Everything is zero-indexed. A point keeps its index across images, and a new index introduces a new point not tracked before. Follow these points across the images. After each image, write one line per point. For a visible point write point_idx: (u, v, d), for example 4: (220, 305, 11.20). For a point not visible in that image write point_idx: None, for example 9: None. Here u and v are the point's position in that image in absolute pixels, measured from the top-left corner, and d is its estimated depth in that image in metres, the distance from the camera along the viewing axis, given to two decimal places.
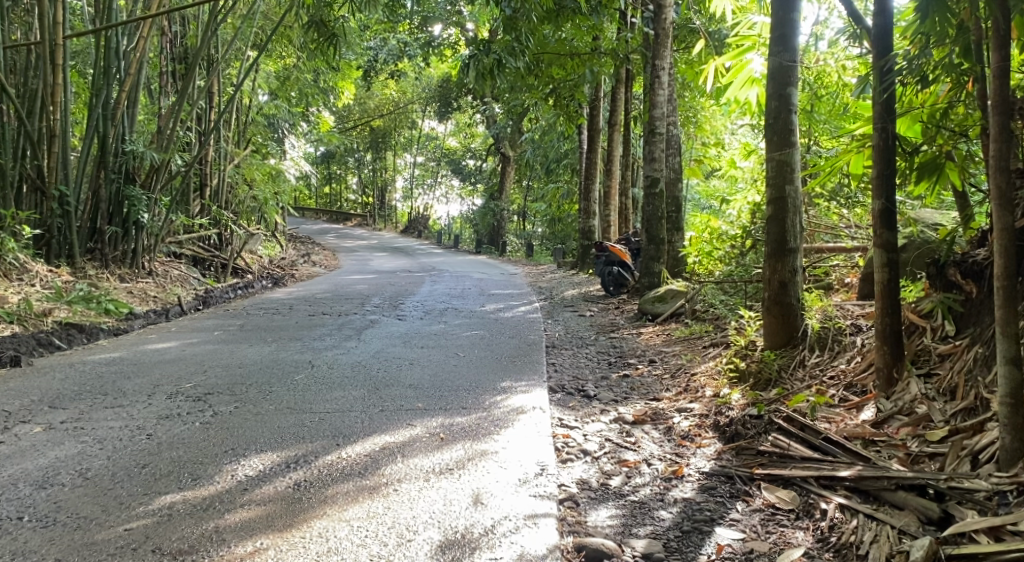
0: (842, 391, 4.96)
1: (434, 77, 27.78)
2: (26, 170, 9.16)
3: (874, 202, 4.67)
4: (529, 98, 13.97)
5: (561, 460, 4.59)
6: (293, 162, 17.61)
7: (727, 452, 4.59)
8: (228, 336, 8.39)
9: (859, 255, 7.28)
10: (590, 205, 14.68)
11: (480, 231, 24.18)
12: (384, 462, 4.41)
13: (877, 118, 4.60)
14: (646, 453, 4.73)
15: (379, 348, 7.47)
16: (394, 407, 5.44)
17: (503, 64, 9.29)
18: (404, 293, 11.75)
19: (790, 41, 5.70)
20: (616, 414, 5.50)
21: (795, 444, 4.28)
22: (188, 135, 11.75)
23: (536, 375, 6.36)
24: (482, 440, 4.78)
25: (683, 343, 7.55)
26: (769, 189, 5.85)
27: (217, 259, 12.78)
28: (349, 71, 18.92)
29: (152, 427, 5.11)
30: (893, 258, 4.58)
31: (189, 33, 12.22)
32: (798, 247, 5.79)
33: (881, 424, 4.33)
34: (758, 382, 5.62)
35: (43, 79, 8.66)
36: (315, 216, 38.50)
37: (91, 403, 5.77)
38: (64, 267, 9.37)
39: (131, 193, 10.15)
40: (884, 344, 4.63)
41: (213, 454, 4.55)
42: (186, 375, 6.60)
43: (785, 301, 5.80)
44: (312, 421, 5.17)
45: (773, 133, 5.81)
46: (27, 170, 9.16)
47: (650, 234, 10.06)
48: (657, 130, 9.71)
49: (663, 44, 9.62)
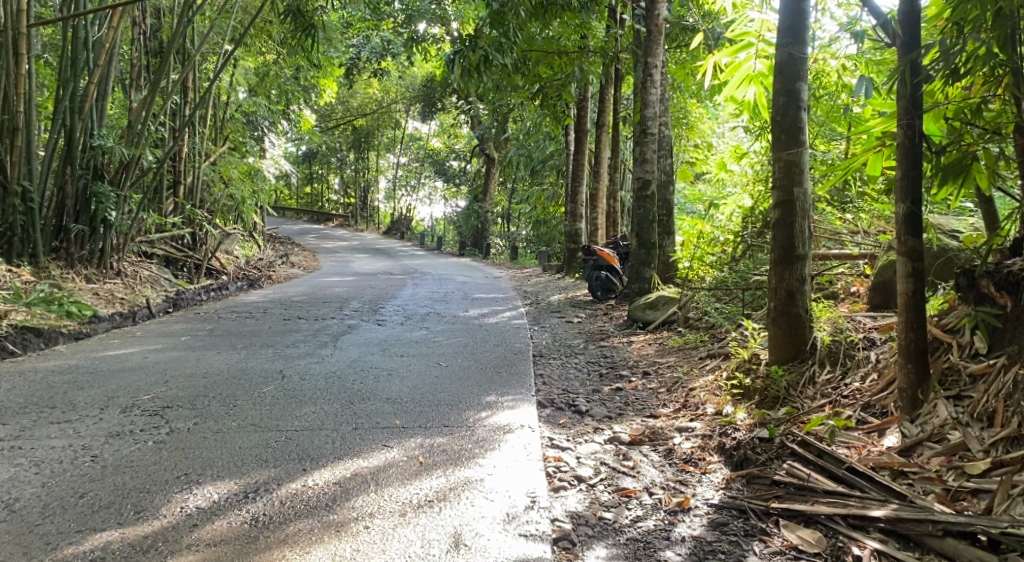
0: (860, 412, 4.56)
1: (419, 77, 27.31)
2: None
3: (898, 205, 4.24)
4: (515, 99, 13.52)
5: (553, 489, 4.14)
6: (272, 161, 17.04)
7: (737, 481, 4.15)
8: (196, 342, 7.86)
9: (865, 263, 6.81)
10: (578, 208, 14.24)
11: (464, 234, 23.70)
12: (355, 492, 3.94)
13: (903, 114, 4.20)
14: (646, 480, 4.28)
15: (355, 357, 6.97)
16: (369, 424, 4.97)
17: (490, 61, 8.78)
18: (384, 296, 11.25)
19: (800, 33, 5.29)
20: (611, 433, 5.05)
21: (815, 475, 3.88)
22: (159, 131, 11.19)
23: (523, 389, 5.90)
24: (465, 465, 4.31)
25: (679, 354, 7.12)
26: (776, 191, 5.43)
27: (190, 259, 12.20)
28: (331, 69, 18.40)
29: (99, 447, 4.60)
30: (918, 267, 4.18)
31: (164, 25, 11.76)
32: (807, 254, 5.36)
33: (909, 453, 3.95)
34: (764, 399, 5.21)
35: (5, 69, 8.20)
36: (296, 217, 37.82)
37: (36, 418, 5.25)
38: (25, 267, 8.81)
39: (99, 190, 9.48)
40: (909, 362, 4.23)
41: (162, 480, 4.05)
42: (144, 386, 6.08)
43: (793, 311, 5.37)
44: (278, 441, 4.68)
45: (781, 131, 5.38)
46: None
47: (640, 239, 9.60)
48: (649, 130, 9.26)
49: (655, 41, 9.13)
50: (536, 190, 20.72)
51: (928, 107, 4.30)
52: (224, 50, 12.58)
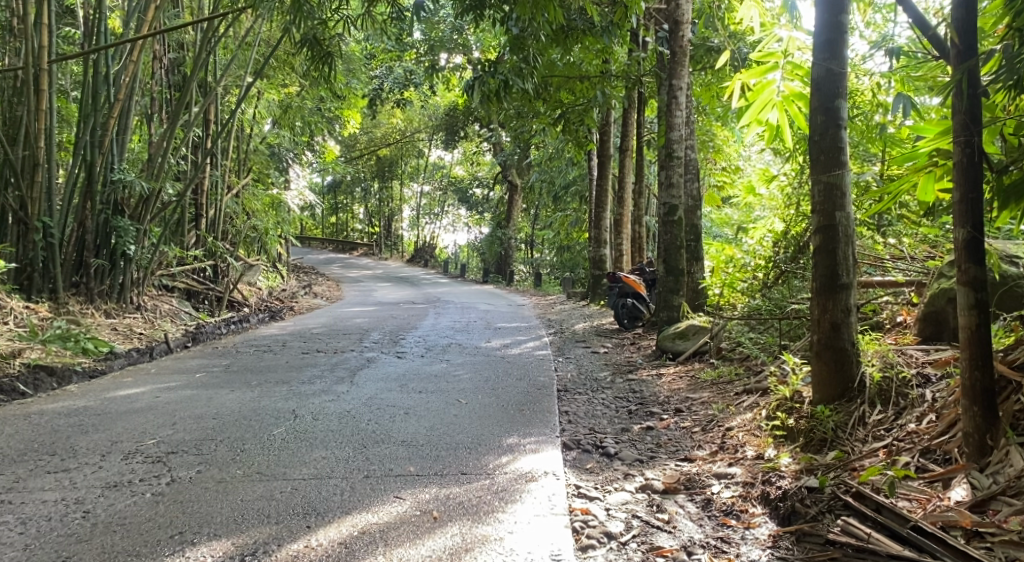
0: (919, 459, 4.15)
1: (442, 106, 27.18)
2: (8, 200, 8.47)
3: (956, 231, 3.85)
4: (536, 125, 13.20)
5: (581, 548, 3.79)
6: (297, 192, 16.91)
7: (785, 539, 3.79)
8: (209, 380, 7.55)
9: (912, 291, 6.36)
10: (602, 234, 13.90)
11: (488, 261, 23.40)
12: (362, 554, 3.64)
13: (960, 129, 3.81)
14: (684, 538, 3.90)
15: (372, 395, 6.63)
16: (381, 472, 4.62)
17: (509, 86, 8.47)
18: (405, 327, 10.92)
19: (839, 47, 4.91)
20: (643, 480, 4.65)
21: (875, 534, 3.53)
22: (180, 164, 11.02)
23: (547, 430, 5.50)
24: (483, 520, 3.96)
25: (713, 388, 6.70)
26: (816, 216, 5.04)
27: (211, 292, 12.00)
28: (354, 101, 18.23)
29: (92, 501, 4.29)
30: (981, 298, 3.79)
31: (185, 59, 11.60)
32: (851, 283, 4.95)
33: (983, 509, 3.56)
34: (809, 442, 4.80)
35: (27, 106, 8.05)
36: (320, 247, 37.81)
37: (34, 467, 4.97)
38: (44, 304, 8.59)
39: (119, 224, 9.30)
40: (975, 404, 3.85)
41: (154, 541, 3.79)
42: (151, 429, 5.76)
43: (838, 345, 4.96)
44: (283, 491, 4.35)
45: (820, 151, 4.99)
46: (8, 201, 8.47)
47: (668, 265, 9.18)
48: (675, 154, 8.89)
49: (680, 63, 8.76)
50: (560, 216, 20.38)
51: (987, 123, 3.92)
52: (245, 83, 12.41)
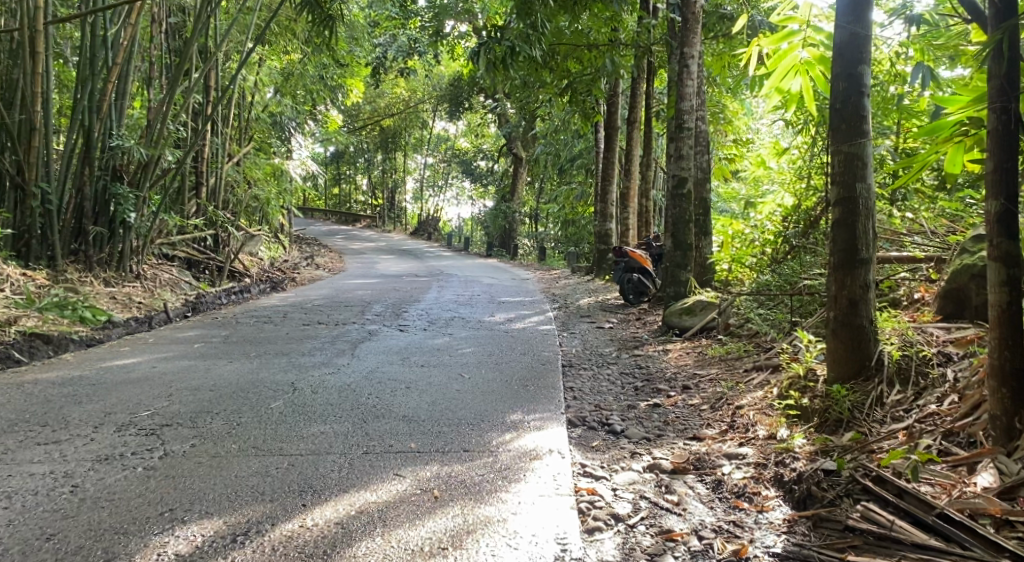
0: (941, 441, 3.99)
1: (446, 76, 26.79)
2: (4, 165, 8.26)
3: (988, 202, 3.65)
4: (542, 95, 12.95)
5: (587, 530, 3.63)
6: (299, 161, 16.66)
7: (801, 523, 3.64)
8: (207, 350, 7.38)
9: (930, 266, 6.17)
10: (608, 207, 13.64)
11: (492, 234, 23.16)
12: (358, 536, 3.49)
13: (996, 95, 3.58)
14: (694, 521, 3.75)
15: (372, 368, 6.47)
16: (380, 448, 4.47)
17: (516, 53, 8.19)
18: (407, 300, 10.73)
19: (863, 9, 4.64)
20: (651, 459, 4.49)
21: (898, 521, 3.37)
22: (180, 131, 10.78)
23: (551, 406, 5.34)
24: (485, 501, 3.80)
25: (721, 365, 6.52)
26: (835, 187, 4.82)
27: (212, 261, 11.81)
28: (358, 69, 17.93)
29: (82, 475, 4.14)
30: (1014, 274, 3.61)
31: (186, 24, 11.30)
32: (871, 258, 4.74)
33: (1012, 495, 3.40)
34: (824, 423, 4.64)
35: (23, 68, 7.79)
36: (323, 218, 37.57)
37: (24, 438, 4.81)
38: (41, 271, 8.41)
39: (118, 191, 9.07)
40: (1003, 386, 3.68)
41: (143, 518, 3.64)
42: (146, 401, 5.60)
43: (855, 322, 4.77)
44: (279, 467, 4.20)
45: (840, 120, 4.77)
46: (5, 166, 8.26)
47: (676, 239, 8.94)
48: (685, 125, 8.65)
49: (692, 30, 8.47)
50: (564, 189, 20.12)
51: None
52: (247, 48, 12.12)
